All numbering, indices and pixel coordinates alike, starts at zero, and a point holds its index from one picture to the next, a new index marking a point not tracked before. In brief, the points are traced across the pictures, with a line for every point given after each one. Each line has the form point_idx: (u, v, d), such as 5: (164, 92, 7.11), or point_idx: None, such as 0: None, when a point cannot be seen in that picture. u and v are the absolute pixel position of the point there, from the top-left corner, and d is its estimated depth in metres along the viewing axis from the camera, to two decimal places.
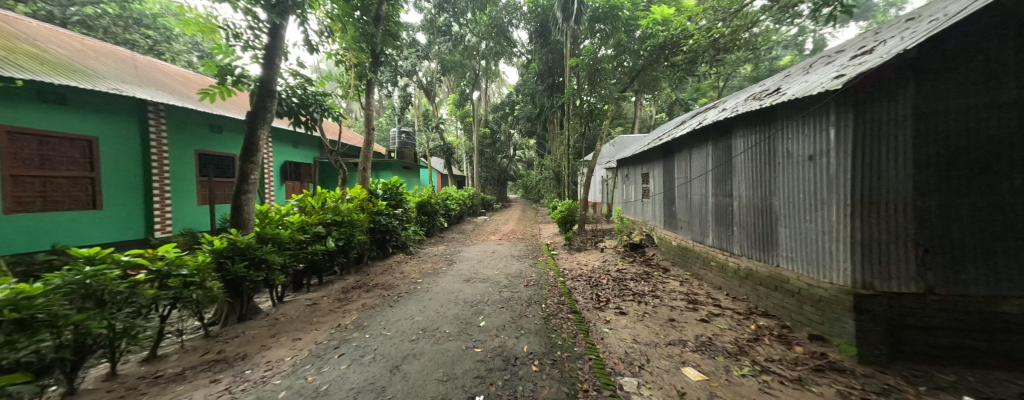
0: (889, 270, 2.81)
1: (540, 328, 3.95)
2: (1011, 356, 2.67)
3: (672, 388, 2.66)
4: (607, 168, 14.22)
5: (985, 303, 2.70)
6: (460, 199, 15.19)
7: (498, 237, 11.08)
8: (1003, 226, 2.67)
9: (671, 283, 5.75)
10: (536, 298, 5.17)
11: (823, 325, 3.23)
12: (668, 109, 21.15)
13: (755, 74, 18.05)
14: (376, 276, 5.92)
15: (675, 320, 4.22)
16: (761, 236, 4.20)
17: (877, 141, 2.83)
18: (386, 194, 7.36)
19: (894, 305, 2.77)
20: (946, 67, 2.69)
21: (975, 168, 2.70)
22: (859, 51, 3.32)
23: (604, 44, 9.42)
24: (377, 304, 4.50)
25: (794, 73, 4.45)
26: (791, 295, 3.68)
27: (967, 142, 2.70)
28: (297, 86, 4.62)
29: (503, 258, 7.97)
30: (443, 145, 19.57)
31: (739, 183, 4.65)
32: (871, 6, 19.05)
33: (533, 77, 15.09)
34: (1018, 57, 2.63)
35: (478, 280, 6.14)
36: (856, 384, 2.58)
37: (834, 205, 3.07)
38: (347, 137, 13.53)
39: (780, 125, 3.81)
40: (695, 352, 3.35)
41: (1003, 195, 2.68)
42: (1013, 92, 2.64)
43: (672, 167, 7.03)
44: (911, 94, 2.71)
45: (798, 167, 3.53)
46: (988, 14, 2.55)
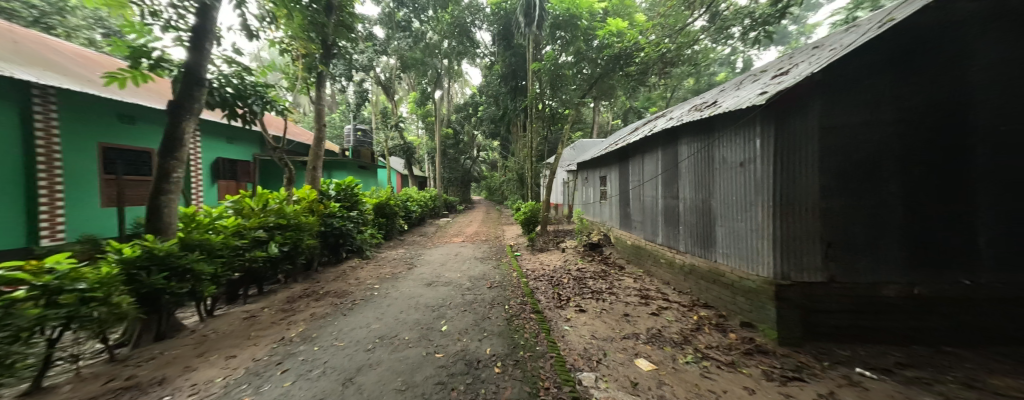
0: (801, 263, 3.26)
1: (503, 330, 3.97)
2: (892, 332, 3.21)
3: (626, 380, 2.82)
4: (568, 171, 14.73)
5: (872, 288, 3.22)
6: (421, 201, 14.74)
7: (460, 239, 10.93)
8: (882, 224, 3.23)
9: (626, 280, 6.09)
10: (500, 299, 5.18)
11: (751, 313, 3.64)
12: (623, 116, 22.54)
13: (696, 87, 20.01)
14: (328, 283, 5.52)
15: (629, 315, 4.49)
16: (702, 235, 4.63)
17: (792, 150, 3.26)
18: (339, 195, 6.91)
19: (805, 293, 3.23)
20: (843, 89, 3.19)
21: (864, 175, 3.23)
22: (778, 71, 3.83)
23: (564, 50, 10.10)
24: (329, 314, 4.19)
25: (728, 88, 5.00)
26: (726, 288, 4.11)
27: (858, 153, 3.23)
28: (232, 75, 4.17)
29: (466, 260, 7.89)
30: (404, 144, 18.86)
31: (684, 187, 5.08)
32: (787, 34, 22.22)
33: (497, 79, 15.13)
34: (894, 83, 3.18)
35: (441, 283, 6.00)
36: (776, 364, 2.96)
37: (760, 206, 3.48)
38: (294, 133, 12.46)
39: (718, 134, 4.23)
40: (646, 343, 3.59)
41: (883, 197, 3.23)
42: (889, 113, 3.20)
43: (627, 170, 7.46)
44: (816, 112, 3.20)
45: (732, 172, 3.94)
46: (871, 48, 3.08)
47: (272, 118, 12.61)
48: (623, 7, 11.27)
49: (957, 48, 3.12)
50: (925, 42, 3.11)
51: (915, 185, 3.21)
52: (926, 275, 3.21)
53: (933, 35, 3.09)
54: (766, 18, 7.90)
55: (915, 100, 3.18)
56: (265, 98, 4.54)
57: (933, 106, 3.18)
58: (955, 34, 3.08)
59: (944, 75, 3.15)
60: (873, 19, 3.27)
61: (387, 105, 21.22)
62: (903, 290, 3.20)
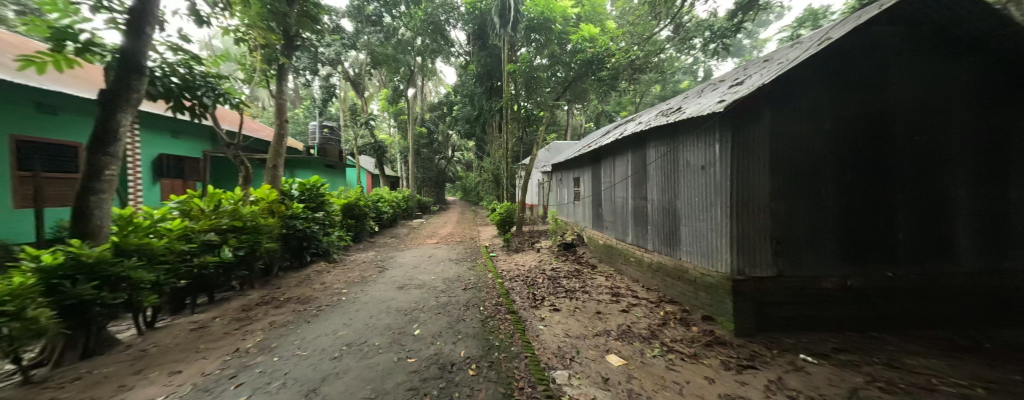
0: (754, 259, 3.52)
1: (478, 332, 3.94)
2: (831, 321, 3.55)
3: (597, 376, 2.90)
4: (542, 172, 14.90)
5: (814, 281, 3.55)
6: (393, 201, 14.29)
7: (434, 241, 10.71)
8: (822, 223, 3.57)
9: (598, 279, 6.26)
10: (475, 301, 5.13)
11: (711, 307, 3.88)
12: (596, 119, 23.23)
13: (663, 94, 21.09)
14: (290, 289, 5.19)
15: (601, 312, 4.62)
16: (668, 234, 4.87)
17: (747, 155, 3.51)
18: (303, 195, 6.53)
19: (758, 286, 3.49)
20: (789, 99, 3.49)
21: (807, 179, 3.56)
22: (734, 82, 4.14)
23: (538, 53, 10.28)
24: (291, 321, 3.94)
25: (691, 95, 5.31)
26: (689, 284, 4.34)
27: (802, 158, 3.54)
28: (177, 63, 3.81)
29: (440, 262, 7.75)
30: (375, 143, 18.16)
31: (652, 188, 5.31)
32: (741, 47, 24.08)
33: (472, 78, 14.99)
34: (832, 96, 3.53)
35: (413, 286, 5.85)
36: (733, 354, 3.18)
37: (719, 207, 3.71)
38: (252, 128, 11.61)
39: (682, 138, 4.46)
40: (616, 340, 3.72)
41: (823, 199, 3.58)
42: (828, 122, 3.55)
43: (599, 172, 7.69)
44: (766, 121, 3.48)
45: (694, 175, 4.18)
46: (813, 63, 3.40)
47: (224, 112, 11.62)
48: (594, 14, 11.64)
49: (881, 66, 3.53)
50: (855, 60, 3.49)
51: (849, 187, 3.58)
52: (858, 268, 3.60)
53: (862, 53, 3.48)
54: (723, 32, 8.50)
55: (849, 111, 3.55)
56: (218, 90, 4.19)
57: (864, 117, 3.56)
58: (881, 53, 3.48)
59: (873, 90, 3.54)
60: (814, 37, 3.62)
61: (357, 102, 20.36)
62: (839, 282, 3.55)
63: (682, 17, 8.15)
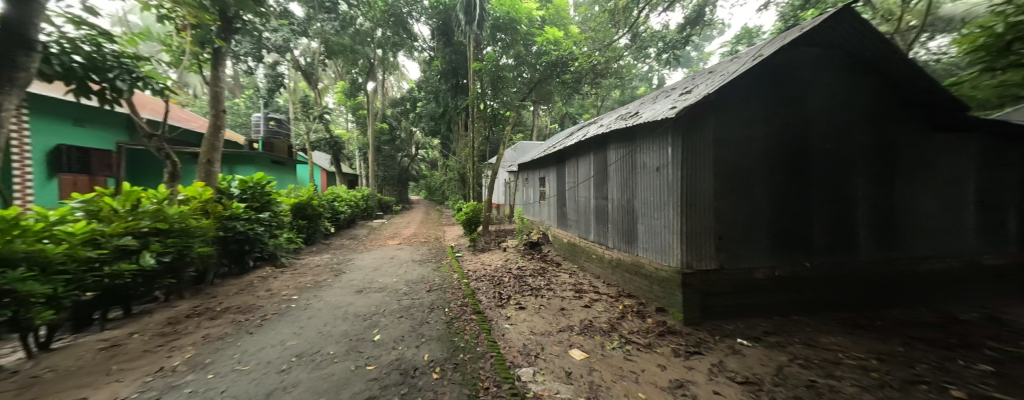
0: (700, 254, 3.84)
1: (442, 334, 3.85)
2: (763, 307, 3.99)
3: (560, 370, 2.98)
4: (509, 172, 14.97)
5: (750, 273, 3.95)
6: (351, 201, 13.48)
7: (396, 242, 10.29)
8: (757, 220, 3.99)
9: (562, 276, 6.43)
10: (439, 303, 5.01)
11: (664, 299, 4.17)
12: (560, 121, 23.86)
13: (622, 99, 22.26)
14: (230, 297, 4.69)
15: (565, 309, 4.75)
16: (626, 231, 5.15)
17: (695, 158, 3.81)
18: (244, 194, 5.94)
19: (703, 278, 3.82)
20: (729, 109, 3.87)
21: (744, 181, 3.95)
22: (683, 90, 4.48)
23: (504, 53, 10.31)
24: (229, 334, 3.55)
25: (647, 100, 5.66)
26: (644, 278, 4.63)
27: (740, 162, 3.94)
28: (81, 39, 3.24)
29: (402, 264, 7.46)
30: (330, 138, 16.94)
31: (613, 188, 5.57)
32: (689, 59, 26.19)
33: (436, 75, 14.60)
34: (764, 107, 3.96)
35: (373, 290, 5.57)
36: (682, 342, 3.44)
37: (670, 206, 3.99)
38: (181, 119, 10.35)
39: (639, 141, 4.73)
40: (579, 334, 3.85)
41: (757, 199, 4.00)
42: (760, 130, 3.98)
43: (564, 171, 7.90)
44: (710, 128, 3.81)
45: (650, 176, 4.45)
46: (747, 78, 3.79)
47: (142, 98, 10.08)
48: (558, 18, 11.92)
49: (801, 82, 4.03)
50: (782, 76, 3.96)
51: (778, 188, 4.05)
52: (784, 259, 4.08)
53: (786, 71, 3.96)
54: (674, 43, 9.19)
55: (777, 121, 4.01)
56: (135, 74, 3.69)
57: (789, 127, 4.05)
58: (800, 72, 3.99)
59: (796, 104, 4.03)
60: (749, 53, 4.03)
61: (310, 94, 18.90)
62: (770, 273, 3.99)
63: (639, 27, 8.66)
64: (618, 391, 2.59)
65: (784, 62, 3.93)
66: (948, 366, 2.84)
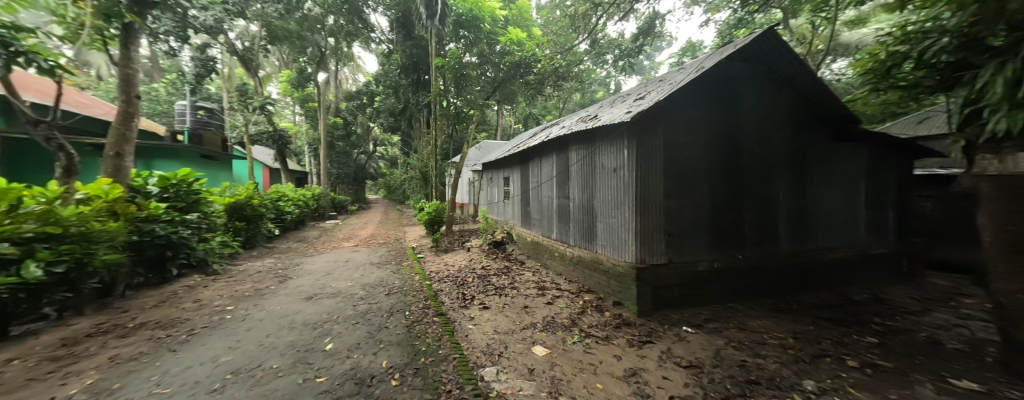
0: (651, 249, 4.11)
1: (402, 338, 3.70)
2: (705, 297, 4.38)
3: (523, 368, 3.01)
4: (473, 171, 14.82)
5: (693, 266, 4.32)
6: (298, 200, 12.42)
7: (351, 244, 9.68)
8: (699, 217, 4.37)
9: (526, 274, 6.50)
10: (399, 306, 4.82)
11: (620, 293, 4.41)
12: (524, 121, 24.14)
13: (582, 102, 23.12)
14: (147, 311, 4.07)
15: (528, 307, 4.81)
16: (586, 229, 5.35)
17: (647, 160, 4.07)
18: (167, 193, 5.24)
19: (654, 272, 4.10)
20: (677, 115, 4.19)
21: (690, 182, 4.31)
22: (637, 96, 4.76)
23: (468, 50, 10.16)
24: (145, 353, 3.07)
25: (605, 104, 5.93)
26: (602, 273, 4.85)
27: (685, 164, 4.29)
28: None
29: (358, 267, 7.05)
30: (274, 132, 15.43)
31: (574, 188, 5.76)
32: (643, 67, 27.93)
33: (396, 68, 13.98)
34: (705, 114, 4.36)
35: (325, 295, 5.20)
36: (636, 333, 3.66)
37: (626, 205, 4.22)
38: (77, 102, 8.76)
39: (598, 144, 4.93)
40: (541, 331, 3.92)
41: (700, 198, 4.38)
42: (703, 135, 4.36)
43: (528, 171, 8.00)
44: (660, 132, 4.10)
45: (607, 177, 4.67)
46: (692, 86, 4.14)
47: (18, 76, 8.24)
48: (521, 19, 12.02)
49: (736, 94, 4.49)
50: (720, 87, 4.39)
51: (717, 189, 4.47)
52: (722, 253, 4.52)
53: (724, 83, 4.40)
54: (629, 51, 9.77)
55: (716, 128, 4.43)
56: (14, 47, 3.06)
57: (726, 133, 4.48)
58: (734, 84, 4.45)
59: (731, 113, 4.49)
60: (694, 65, 4.39)
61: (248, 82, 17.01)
62: (710, 265, 4.40)
63: (597, 34, 9.04)
64: (577, 385, 2.68)
65: (722, 75, 4.35)
66: (846, 340, 3.36)
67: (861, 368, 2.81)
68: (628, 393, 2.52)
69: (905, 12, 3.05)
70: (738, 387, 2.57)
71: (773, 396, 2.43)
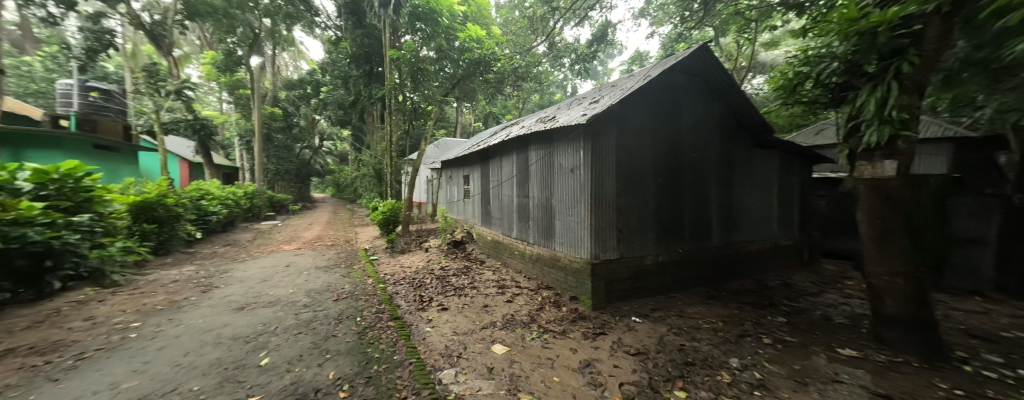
0: (604, 246, 4.34)
1: (351, 346, 3.47)
2: (651, 289, 4.74)
3: (482, 367, 2.99)
4: (431, 169, 14.37)
5: (641, 261, 4.65)
6: (226, 199, 11.00)
7: (292, 247, 8.82)
8: (646, 214, 4.72)
9: (486, 274, 6.47)
10: (349, 312, 4.50)
11: (576, 288, 4.58)
12: (484, 119, 24.01)
13: (541, 103, 23.64)
14: (16, 334, 3.31)
15: (488, 306, 4.80)
16: (545, 228, 5.48)
17: (600, 161, 4.29)
18: (46, 191, 4.32)
19: (606, 267, 4.35)
20: (627, 120, 4.48)
21: (638, 182, 4.63)
22: (592, 100, 4.99)
23: (424, 44, 9.58)
24: (13, 386, 2.49)
25: (562, 106, 6.12)
26: (560, 269, 4.99)
27: (634, 166, 4.60)
28: None
29: (300, 272, 6.44)
30: (194, 120, 13.52)
31: (533, 187, 5.85)
32: (597, 72, 29.30)
33: (344, 58, 13.03)
34: (651, 120, 4.71)
35: (261, 305, 4.68)
36: (590, 326, 3.83)
37: (582, 204, 4.40)
38: None
39: (556, 144, 5.07)
40: (501, 329, 3.94)
41: (647, 197, 4.73)
42: (650, 140, 4.71)
43: (488, 170, 7.97)
44: (612, 135, 4.36)
45: (564, 176, 4.82)
46: (639, 93, 4.46)
47: None
48: (480, 17, 11.76)
49: (677, 102, 4.92)
50: (664, 96, 4.79)
51: (662, 189, 4.87)
52: (666, 248, 4.92)
53: (667, 92, 4.80)
54: (584, 57, 10.00)
55: (660, 133, 4.82)
56: None
57: (669, 138, 4.90)
58: (675, 93, 4.88)
59: (673, 120, 4.91)
60: (641, 73, 4.73)
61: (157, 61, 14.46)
62: (655, 260, 4.78)
63: (555, 37, 9.33)
64: (535, 379, 2.74)
65: (665, 84, 4.75)
66: (763, 321, 3.87)
67: (774, 344, 3.26)
68: (582, 384, 2.65)
69: (806, 40, 3.58)
70: (678, 369, 2.83)
71: (705, 374, 2.72)
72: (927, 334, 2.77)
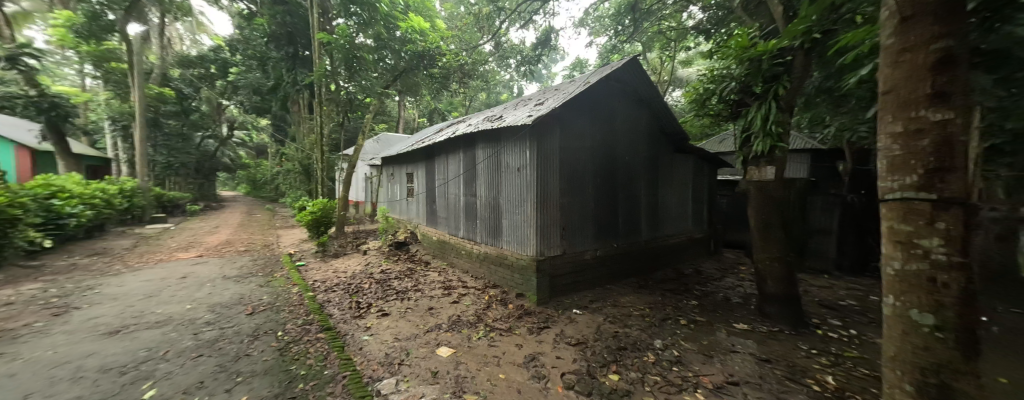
0: (548, 243, 4.54)
1: (270, 366, 3.04)
2: (591, 282, 5.07)
3: (426, 372, 2.88)
4: (370, 165, 13.35)
5: (582, 257, 4.95)
6: (92, 198, 8.80)
7: (191, 255, 7.42)
8: (587, 211, 5.05)
9: (431, 275, 6.23)
10: (267, 327, 3.94)
11: (522, 285, 4.69)
12: (429, 115, 23.12)
13: (488, 102, 23.63)
14: None
15: (433, 308, 4.64)
16: (492, 226, 5.48)
17: (545, 161, 4.47)
18: None
19: (551, 263, 4.55)
20: (569, 123, 4.73)
21: (580, 182, 4.93)
22: (537, 102, 5.15)
23: (361, 31, 8.87)
24: None
25: (509, 106, 6.19)
26: (506, 267, 5.05)
27: (576, 167, 4.89)
28: None
29: (202, 284, 5.46)
30: (39, 98, 10.58)
31: (480, 186, 5.81)
32: (542, 75, 30.25)
33: (261, 37, 11.38)
34: (591, 124, 5.05)
35: (145, 325, 3.86)
36: (535, 321, 3.95)
37: (528, 202, 4.53)
38: None
39: (502, 144, 5.12)
40: (447, 331, 3.83)
41: (588, 196, 5.07)
42: (590, 143, 5.05)
43: (433, 167, 7.68)
44: (556, 137, 4.57)
45: (511, 176, 4.90)
46: (579, 98, 4.75)
47: None
48: (424, 8, 10.56)
49: (612, 109, 5.34)
50: (601, 102, 5.16)
51: (601, 188, 5.25)
52: (603, 243, 5.32)
53: (603, 99, 5.19)
54: (530, 59, 10.10)
55: (599, 136, 5.18)
56: None
57: (606, 142, 5.29)
58: (611, 101, 5.30)
59: (609, 126, 5.31)
60: (581, 80, 5.03)
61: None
62: (595, 254, 5.13)
63: (500, 37, 9.32)
64: (481, 379, 2.73)
65: (602, 91, 5.13)
66: (680, 304, 4.42)
67: (688, 324, 3.75)
68: (527, 378, 2.73)
69: (712, 61, 4.15)
70: (612, 354, 3.07)
71: (634, 356, 3.01)
72: (795, 307, 3.46)
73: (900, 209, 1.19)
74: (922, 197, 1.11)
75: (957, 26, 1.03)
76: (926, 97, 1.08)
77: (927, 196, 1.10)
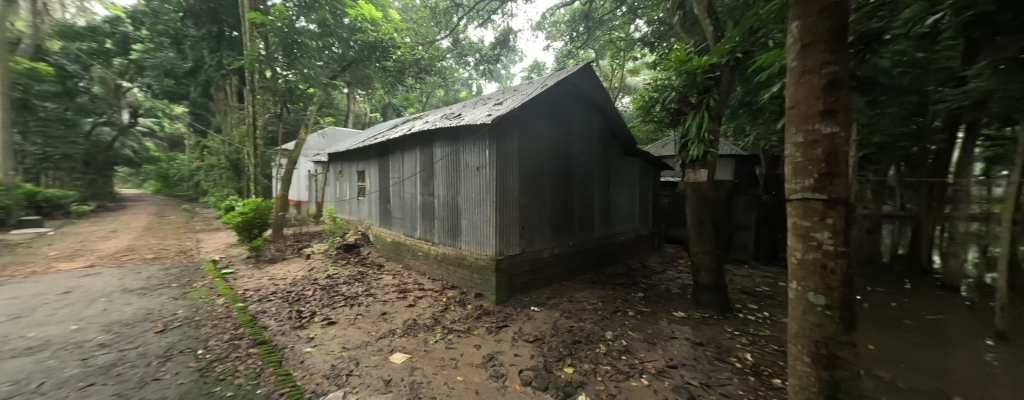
0: (508, 242, 4.56)
1: (186, 389, 2.64)
2: (549, 279, 5.21)
3: (378, 381, 2.72)
4: (314, 162, 12.26)
5: (540, 255, 5.05)
6: None
7: (78, 265, 6.15)
8: (544, 211, 5.17)
9: (384, 279, 5.90)
10: (183, 345, 3.42)
11: (481, 285, 4.65)
12: (382, 110, 21.91)
13: (446, 99, 23.11)
14: None
15: (386, 313, 4.40)
16: (450, 226, 5.36)
17: (504, 161, 4.49)
18: None
19: (509, 262, 4.57)
20: (527, 124, 4.79)
21: (538, 182, 5.03)
22: (495, 102, 5.15)
23: (302, 14, 8.07)
24: None
25: (467, 104, 6.10)
26: (465, 267, 4.96)
27: (534, 167, 4.97)
28: None
29: (93, 300, 4.55)
30: None
31: (437, 185, 5.64)
32: (501, 75, 30.28)
33: (175, 10, 9.79)
34: (548, 126, 5.17)
35: (7, 354, 3.10)
36: (493, 321, 3.94)
37: (488, 202, 4.50)
38: None
39: (461, 142, 5.03)
40: (401, 336, 3.66)
41: (546, 195, 5.19)
42: (547, 144, 5.17)
43: (387, 166, 7.29)
44: (515, 137, 4.61)
45: (470, 175, 4.83)
46: (537, 99, 4.84)
47: None
48: None
49: (568, 113, 5.53)
50: (557, 104, 5.31)
51: (558, 189, 5.42)
52: (560, 241, 5.50)
53: (560, 102, 5.35)
54: (488, 58, 10.08)
55: (556, 138, 5.32)
56: None
57: (563, 144, 5.46)
58: (567, 104, 5.50)
59: (565, 128, 5.49)
60: (539, 82, 5.15)
61: None
62: (552, 252, 5.28)
63: (458, 34, 9.13)
64: (438, 383, 2.65)
65: (559, 94, 5.28)
66: (629, 297, 4.74)
67: (635, 315, 4.03)
68: (484, 378, 2.71)
69: (655, 72, 4.50)
70: (567, 348, 3.18)
71: (587, 349, 3.15)
72: (723, 294, 3.90)
73: (800, 206, 1.39)
74: (817, 197, 1.31)
75: (841, 54, 1.23)
76: (819, 113, 1.28)
77: (821, 197, 1.29)
